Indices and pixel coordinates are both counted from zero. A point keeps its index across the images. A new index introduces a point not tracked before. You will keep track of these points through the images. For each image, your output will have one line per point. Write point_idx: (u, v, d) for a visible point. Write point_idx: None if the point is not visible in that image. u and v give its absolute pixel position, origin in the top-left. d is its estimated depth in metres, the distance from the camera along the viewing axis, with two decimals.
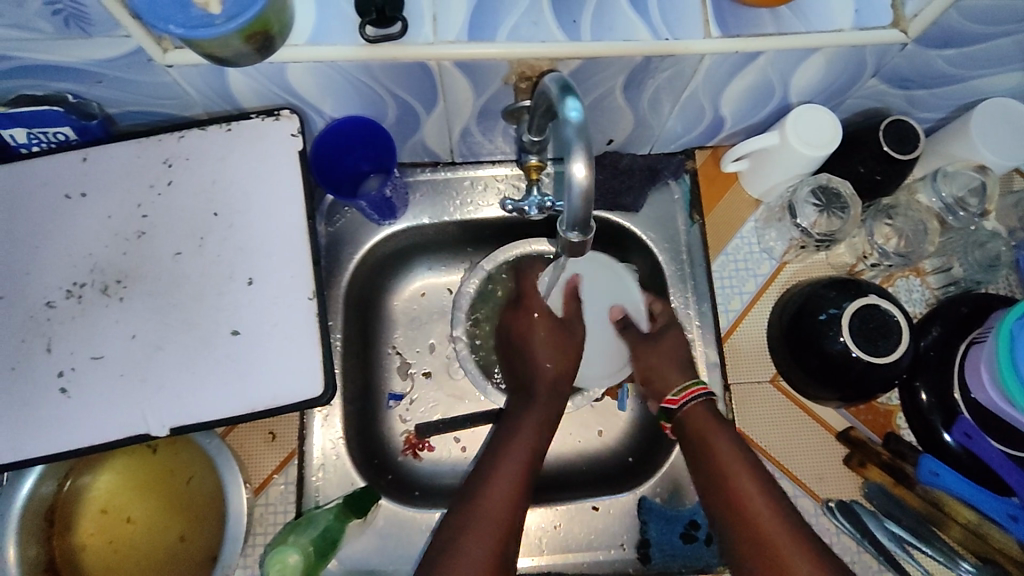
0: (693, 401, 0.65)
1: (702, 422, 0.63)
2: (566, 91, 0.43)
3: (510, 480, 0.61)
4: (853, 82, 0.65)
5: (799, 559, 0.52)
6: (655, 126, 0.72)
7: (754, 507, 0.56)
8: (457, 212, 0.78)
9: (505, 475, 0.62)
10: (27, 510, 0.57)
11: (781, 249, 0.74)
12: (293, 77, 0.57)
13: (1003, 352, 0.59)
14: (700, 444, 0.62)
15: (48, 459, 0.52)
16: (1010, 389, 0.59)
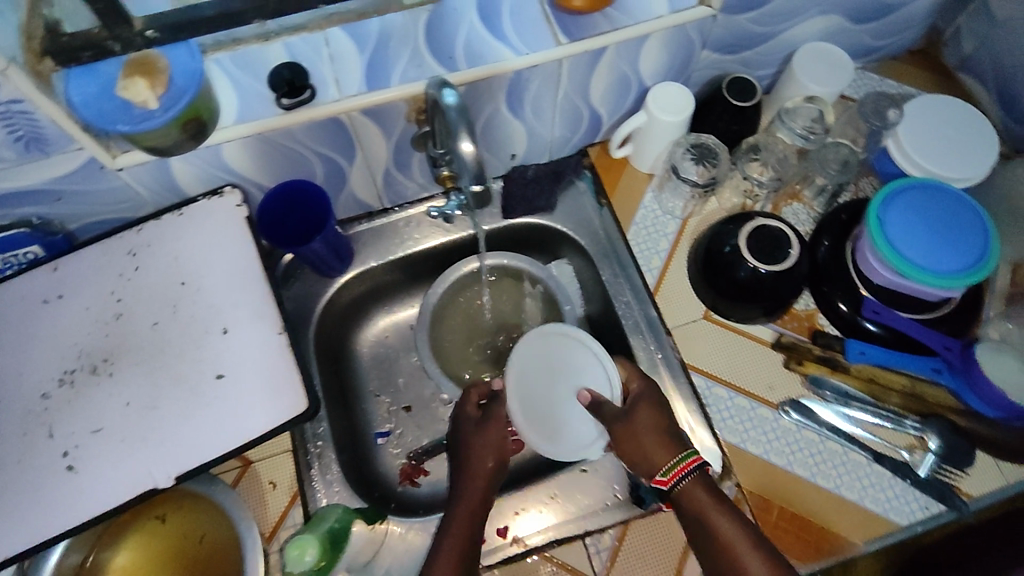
0: (685, 478, 0.63)
1: (698, 499, 0.63)
2: (442, 84, 0.55)
3: (464, 526, 0.66)
4: (689, 56, 0.79)
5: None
6: (545, 133, 0.84)
7: None
8: (399, 249, 0.87)
9: (459, 519, 0.67)
10: None
11: (681, 207, 0.86)
12: (228, 156, 0.67)
13: (873, 219, 0.72)
14: (693, 493, 0.63)
15: (67, 532, 0.56)
16: (879, 245, 0.71)
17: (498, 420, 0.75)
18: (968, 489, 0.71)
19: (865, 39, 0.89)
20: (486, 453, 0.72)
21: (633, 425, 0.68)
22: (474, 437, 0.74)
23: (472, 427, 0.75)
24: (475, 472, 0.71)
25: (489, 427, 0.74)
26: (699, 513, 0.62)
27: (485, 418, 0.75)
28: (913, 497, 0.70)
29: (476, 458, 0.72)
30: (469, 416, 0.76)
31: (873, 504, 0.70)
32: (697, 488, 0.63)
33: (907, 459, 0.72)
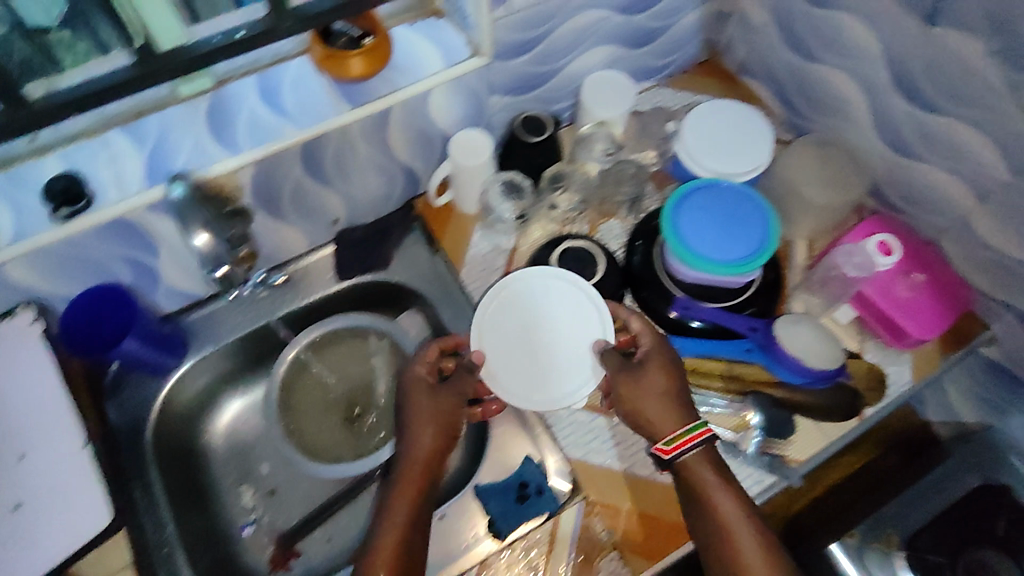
0: (691, 449, 0.68)
1: (702, 480, 0.67)
2: (174, 179, 0.66)
3: (401, 522, 0.66)
4: (481, 102, 0.84)
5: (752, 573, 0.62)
6: (362, 194, 0.86)
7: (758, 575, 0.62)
8: (236, 331, 0.86)
9: (397, 517, 0.67)
10: None
11: (508, 241, 0.89)
12: (13, 275, 0.65)
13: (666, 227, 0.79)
14: (701, 461, 0.68)
15: None
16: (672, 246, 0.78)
17: (415, 404, 0.73)
18: (796, 455, 0.76)
19: (650, 62, 0.98)
20: (427, 421, 0.71)
21: (640, 385, 0.71)
22: (418, 411, 0.72)
23: (417, 395, 0.73)
24: (417, 456, 0.70)
25: (418, 436, 0.71)
26: (698, 483, 0.67)
27: (409, 400, 0.74)
28: (746, 474, 0.75)
29: (416, 435, 0.71)
30: (428, 381, 0.74)
31: None
32: (703, 463, 0.68)
33: (737, 439, 0.76)
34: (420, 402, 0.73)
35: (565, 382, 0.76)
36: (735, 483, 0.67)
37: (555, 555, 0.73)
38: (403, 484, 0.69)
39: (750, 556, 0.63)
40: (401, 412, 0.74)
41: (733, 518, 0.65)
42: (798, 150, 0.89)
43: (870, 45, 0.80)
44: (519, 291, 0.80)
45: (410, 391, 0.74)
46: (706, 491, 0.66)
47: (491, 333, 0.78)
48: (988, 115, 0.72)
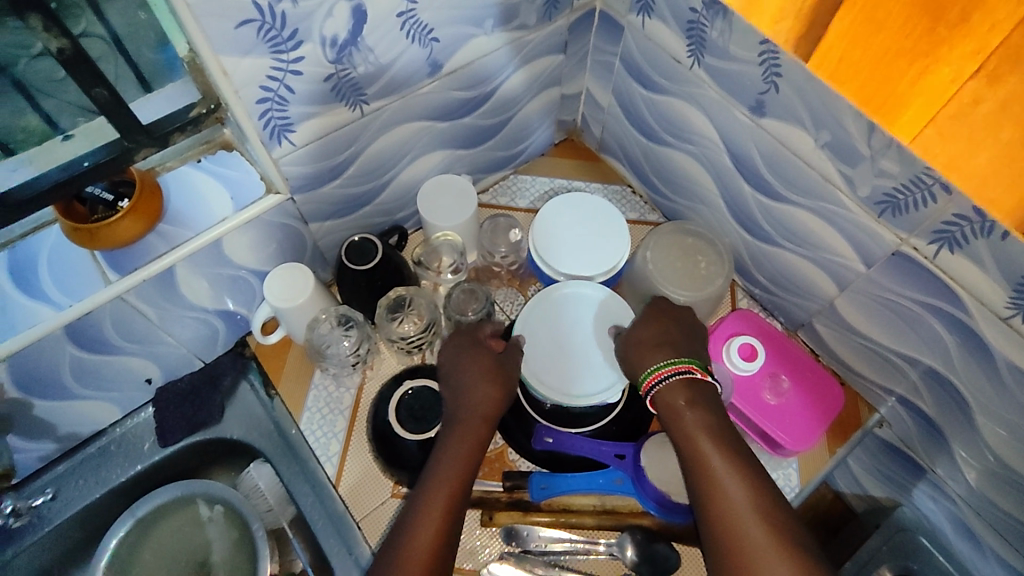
0: (661, 383, 0.64)
1: (675, 402, 0.62)
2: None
3: (455, 483, 0.61)
4: (295, 233, 0.76)
5: (768, 550, 0.52)
6: (176, 347, 0.77)
7: (746, 525, 0.54)
8: (40, 527, 0.75)
9: (449, 473, 0.61)
10: None
11: (353, 377, 0.81)
12: None
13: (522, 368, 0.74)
14: (692, 429, 0.60)
15: None
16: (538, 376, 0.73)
17: (472, 363, 0.69)
18: None
19: (497, 154, 0.92)
20: (484, 380, 0.67)
21: (629, 355, 0.68)
22: (473, 368, 0.68)
23: (475, 354, 0.69)
24: (472, 414, 0.66)
25: (479, 387, 0.67)
26: (695, 456, 0.59)
27: (466, 358, 0.69)
28: None
29: (477, 385, 0.67)
30: (487, 349, 0.70)
31: None
32: (675, 395, 0.62)
33: None
34: (483, 359, 0.69)
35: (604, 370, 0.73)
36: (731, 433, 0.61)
37: None
38: (444, 457, 0.63)
39: (757, 536, 0.53)
40: (448, 377, 0.69)
41: (729, 477, 0.57)
42: (654, 241, 0.83)
43: (708, 130, 0.76)
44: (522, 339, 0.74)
45: (474, 349, 0.70)
46: (701, 462, 0.58)
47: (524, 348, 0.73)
48: (829, 206, 0.67)
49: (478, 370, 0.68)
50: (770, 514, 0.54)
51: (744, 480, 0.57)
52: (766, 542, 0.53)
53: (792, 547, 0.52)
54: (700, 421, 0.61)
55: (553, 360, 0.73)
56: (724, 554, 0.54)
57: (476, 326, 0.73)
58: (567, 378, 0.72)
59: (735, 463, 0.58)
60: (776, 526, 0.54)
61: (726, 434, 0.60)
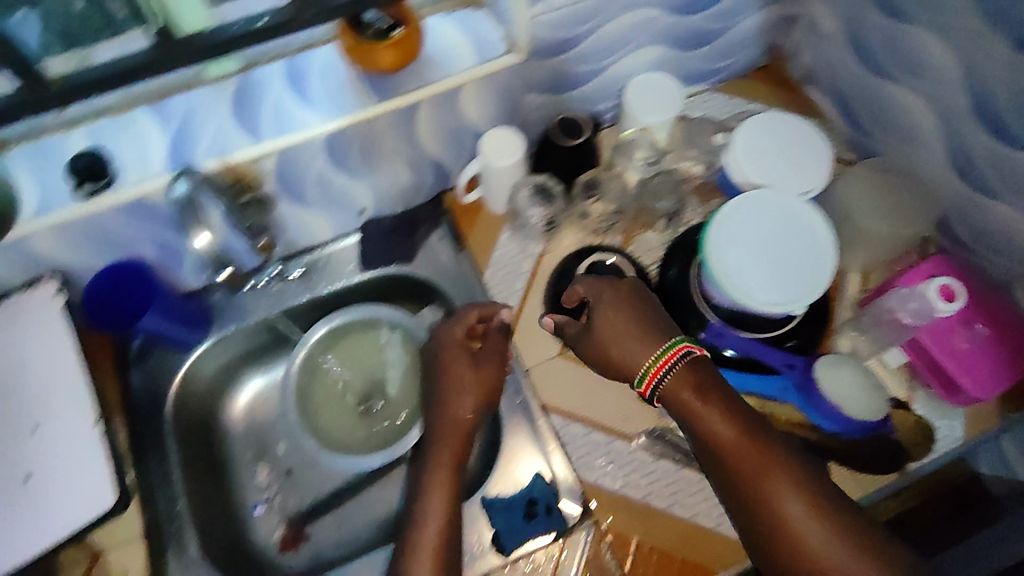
0: (669, 371, 0.67)
1: (681, 391, 0.66)
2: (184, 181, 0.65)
3: (447, 475, 0.70)
4: (517, 101, 0.80)
5: (789, 511, 0.61)
6: (389, 186, 0.84)
7: (791, 500, 0.61)
8: (259, 312, 0.86)
9: (441, 470, 0.71)
10: None
11: (535, 245, 0.86)
12: (39, 249, 0.66)
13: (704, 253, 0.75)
14: (692, 406, 0.66)
15: None
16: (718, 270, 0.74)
17: (455, 364, 0.75)
18: None
19: (703, 65, 0.91)
20: (471, 391, 0.74)
21: (618, 325, 0.70)
22: (456, 372, 0.75)
23: (456, 357, 0.76)
24: (452, 420, 0.73)
25: (470, 372, 0.74)
26: (701, 428, 0.65)
27: (448, 370, 0.75)
28: None
29: (458, 398, 0.73)
30: (462, 347, 0.76)
31: (730, 529, 0.72)
32: (681, 387, 0.66)
33: None
34: (460, 363, 0.75)
35: (788, 289, 0.72)
36: (733, 404, 0.66)
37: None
38: (443, 441, 0.72)
39: (789, 495, 0.61)
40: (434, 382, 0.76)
41: (736, 446, 0.64)
42: (854, 173, 0.83)
43: (948, 68, 0.71)
44: (720, 222, 0.74)
45: (448, 352, 0.76)
46: (707, 430, 0.65)
47: (720, 237, 0.74)
48: None
49: (461, 374, 0.74)
50: (796, 476, 0.62)
51: (759, 444, 0.63)
52: (807, 518, 0.60)
53: (831, 524, 0.60)
54: (704, 394, 0.66)
55: (741, 260, 0.73)
56: (739, 507, 0.63)
57: (445, 325, 0.77)
58: (747, 282, 0.72)
59: (739, 434, 0.64)
60: (806, 486, 0.62)
61: (728, 406, 0.66)
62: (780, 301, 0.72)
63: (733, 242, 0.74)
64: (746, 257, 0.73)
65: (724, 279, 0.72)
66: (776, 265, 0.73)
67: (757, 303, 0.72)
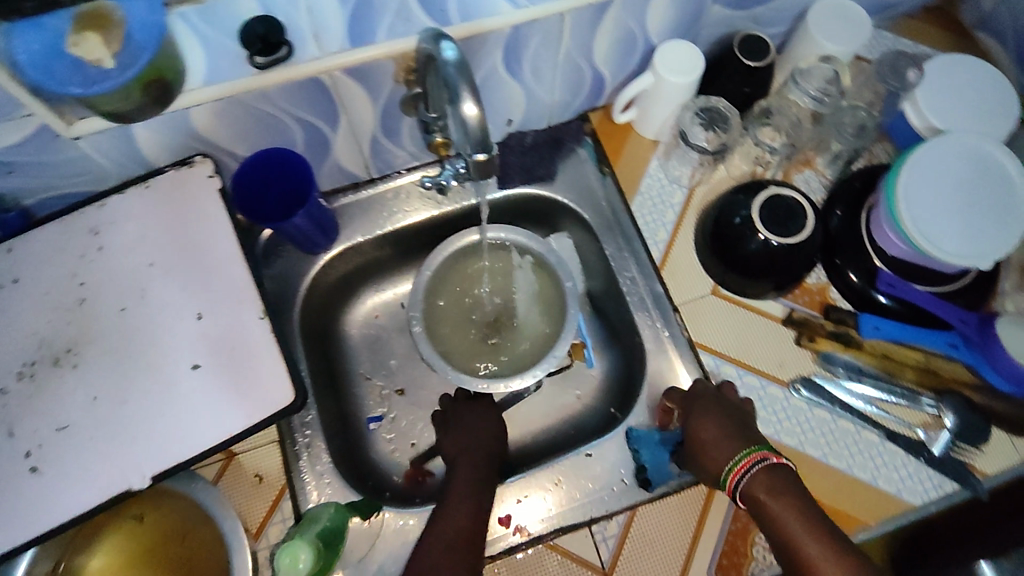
0: (746, 476, 0.62)
1: (761, 490, 0.61)
2: (438, 39, 0.47)
3: (466, 513, 0.63)
4: (701, 12, 0.73)
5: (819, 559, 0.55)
6: (544, 98, 0.77)
7: None
8: (388, 222, 0.80)
9: (459, 505, 0.65)
10: None
11: (687, 175, 0.81)
12: (197, 124, 0.60)
13: (889, 186, 0.70)
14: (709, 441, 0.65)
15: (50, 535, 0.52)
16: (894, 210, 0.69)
17: (477, 426, 0.74)
18: (982, 467, 0.70)
19: None
20: (487, 446, 0.72)
21: (708, 434, 0.65)
22: (477, 435, 0.73)
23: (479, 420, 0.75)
24: (475, 471, 0.69)
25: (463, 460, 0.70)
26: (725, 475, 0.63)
27: (471, 428, 0.74)
28: (925, 477, 0.69)
29: (459, 475, 0.68)
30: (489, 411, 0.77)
31: (888, 484, 0.69)
32: (761, 488, 0.61)
33: (923, 437, 0.71)
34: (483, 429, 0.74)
35: (974, 244, 0.67)
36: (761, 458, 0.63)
37: (711, 513, 0.69)
38: (455, 491, 0.66)
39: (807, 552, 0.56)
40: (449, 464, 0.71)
41: (767, 496, 0.60)
42: None
43: None
44: (915, 159, 0.69)
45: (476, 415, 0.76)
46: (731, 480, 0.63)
47: (910, 174, 0.69)
48: None
49: (464, 466, 0.69)
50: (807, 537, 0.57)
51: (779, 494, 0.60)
52: None
53: None
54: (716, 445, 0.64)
55: (929, 204, 0.68)
56: None
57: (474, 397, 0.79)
58: (931, 228, 0.68)
59: (767, 489, 0.60)
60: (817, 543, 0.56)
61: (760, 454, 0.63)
62: (962, 254, 0.67)
63: (924, 183, 0.69)
64: (934, 202, 0.69)
65: (906, 216, 0.68)
66: (966, 216, 0.68)
67: (937, 253, 0.67)
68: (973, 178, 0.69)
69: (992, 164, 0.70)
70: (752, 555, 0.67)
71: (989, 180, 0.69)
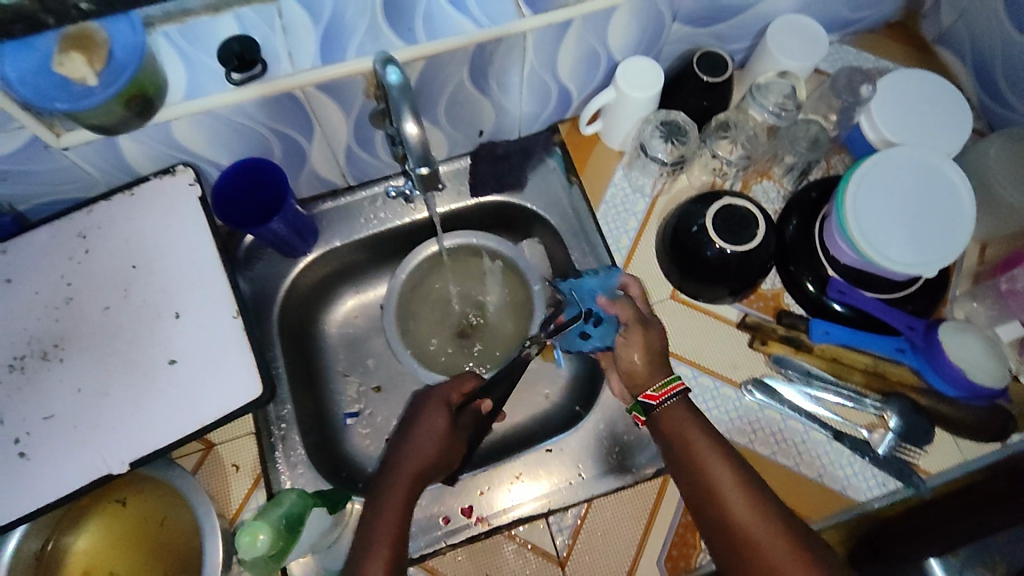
0: (672, 397, 0.66)
1: (678, 421, 0.64)
2: (387, 61, 0.52)
3: (412, 471, 0.66)
4: (661, 30, 0.77)
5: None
6: (514, 110, 0.81)
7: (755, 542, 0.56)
8: (364, 227, 0.84)
9: (396, 496, 0.63)
10: (14, 568, 0.58)
11: (650, 185, 0.85)
12: (178, 135, 0.64)
13: (839, 197, 0.73)
14: (694, 444, 0.62)
15: (34, 514, 0.56)
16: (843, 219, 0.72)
17: (429, 419, 0.71)
18: (926, 467, 0.72)
19: (842, 13, 0.87)
20: (430, 439, 0.69)
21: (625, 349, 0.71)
22: (426, 429, 0.70)
23: (436, 414, 0.71)
24: (404, 472, 0.66)
25: (423, 417, 0.71)
26: (706, 481, 0.60)
27: (422, 421, 0.70)
28: (870, 475, 0.72)
29: (416, 432, 0.70)
30: (446, 403, 0.73)
31: (833, 481, 0.72)
32: (683, 416, 0.65)
33: (867, 437, 0.74)
34: (434, 423, 0.70)
35: (921, 252, 0.70)
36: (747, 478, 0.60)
37: (663, 507, 0.72)
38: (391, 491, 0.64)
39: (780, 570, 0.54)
40: (404, 425, 0.72)
41: (746, 514, 0.57)
42: (994, 141, 0.80)
43: None
44: (864, 173, 0.72)
45: (430, 405, 0.72)
46: (713, 488, 0.59)
47: (856, 187, 0.72)
48: None
49: (426, 428, 0.70)
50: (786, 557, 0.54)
51: (763, 513, 0.57)
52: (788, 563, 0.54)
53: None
54: (703, 451, 0.61)
55: (877, 214, 0.71)
56: (705, 503, 0.60)
57: (439, 385, 0.75)
58: (880, 238, 0.70)
59: (751, 508, 0.57)
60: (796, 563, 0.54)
61: (743, 472, 0.60)
62: (910, 262, 0.70)
63: (872, 196, 0.72)
64: (882, 213, 0.71)
65: (857, 235, 0.70)
66: (912, 226, 0.71)
67: (886, 261, 0.69)
68: (917, 189, 0.72)
69: (936, 175, 0.72)
70: (701, 546, 0.70)
71: (934, 190, 0.72)
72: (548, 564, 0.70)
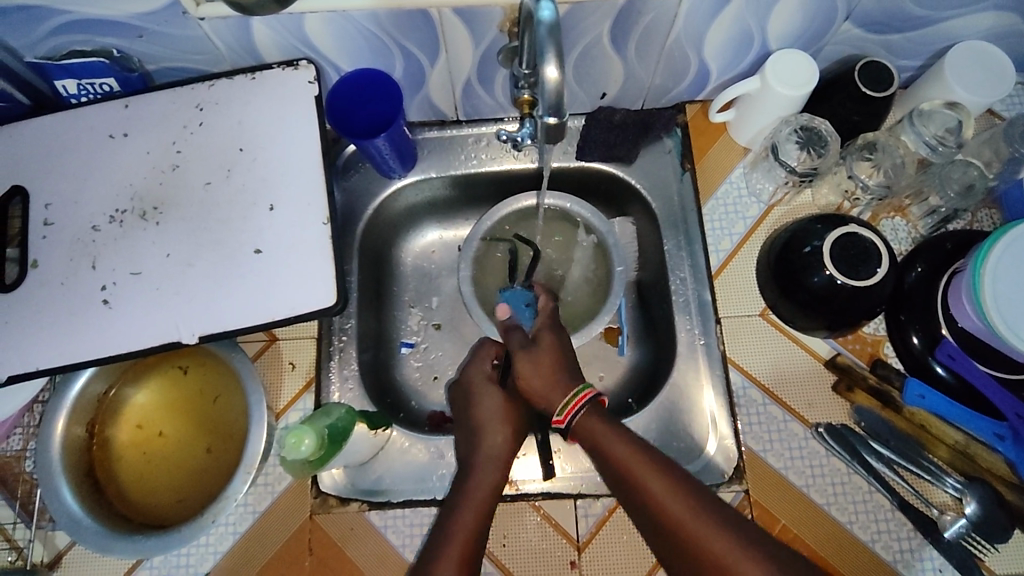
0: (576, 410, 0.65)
1: (583, 417, 0.65)
2: None
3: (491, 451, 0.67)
4: (829, 26, 0.69)
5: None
6: (643, 79, 0.76)
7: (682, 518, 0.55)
8: (462, 166, 0.83)
9: (479, 482, 0.64)
10: (78, 404, 0.62)
11: (770, 192, 0.79)
12: (308, 29, 0.63)
13: (982, 250, 0.64)
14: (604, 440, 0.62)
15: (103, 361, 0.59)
16: (975, 277, 0.64)
17: (481, 411, 0.71)
18: (991, 565, 0.66)
19: None
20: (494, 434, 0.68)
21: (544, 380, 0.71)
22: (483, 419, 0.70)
23: (485, 394, 0.72)
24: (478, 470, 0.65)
25: (482, 401, 0.72)
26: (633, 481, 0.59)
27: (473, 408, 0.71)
28: (929, 558, 0.66)
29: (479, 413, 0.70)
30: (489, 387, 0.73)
31: (885, 550, 0.67)
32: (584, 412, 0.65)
33: (935, 517, 0.67)
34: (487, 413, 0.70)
35: None
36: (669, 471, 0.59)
37: None
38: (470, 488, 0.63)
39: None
40: (462, 409, 0.73)
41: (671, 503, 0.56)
42: None
43: None
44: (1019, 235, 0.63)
45: (476, 395, 0.72)
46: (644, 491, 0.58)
47: (1001, 248, 0.63)
48: None
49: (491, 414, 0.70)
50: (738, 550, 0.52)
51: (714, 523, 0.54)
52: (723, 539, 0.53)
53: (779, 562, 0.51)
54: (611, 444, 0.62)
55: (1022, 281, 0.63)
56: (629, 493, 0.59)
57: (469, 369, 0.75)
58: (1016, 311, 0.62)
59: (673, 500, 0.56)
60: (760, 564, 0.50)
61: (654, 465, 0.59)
62: None
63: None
64: None
65: (988, 302, 0.62)
66: None
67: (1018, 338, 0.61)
68: None
69: None
70: None
71: None
72: (564, 546, 0.68)
